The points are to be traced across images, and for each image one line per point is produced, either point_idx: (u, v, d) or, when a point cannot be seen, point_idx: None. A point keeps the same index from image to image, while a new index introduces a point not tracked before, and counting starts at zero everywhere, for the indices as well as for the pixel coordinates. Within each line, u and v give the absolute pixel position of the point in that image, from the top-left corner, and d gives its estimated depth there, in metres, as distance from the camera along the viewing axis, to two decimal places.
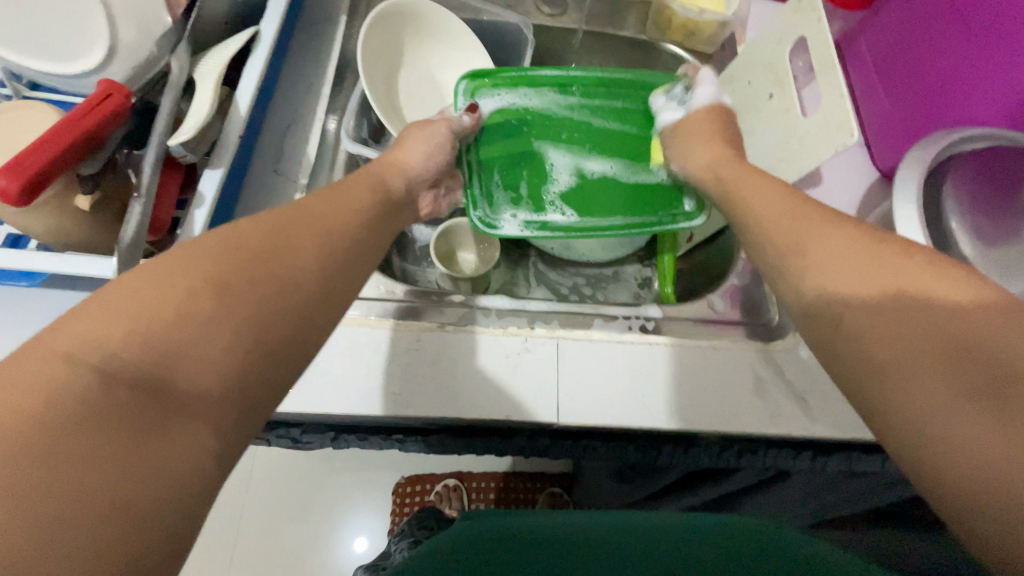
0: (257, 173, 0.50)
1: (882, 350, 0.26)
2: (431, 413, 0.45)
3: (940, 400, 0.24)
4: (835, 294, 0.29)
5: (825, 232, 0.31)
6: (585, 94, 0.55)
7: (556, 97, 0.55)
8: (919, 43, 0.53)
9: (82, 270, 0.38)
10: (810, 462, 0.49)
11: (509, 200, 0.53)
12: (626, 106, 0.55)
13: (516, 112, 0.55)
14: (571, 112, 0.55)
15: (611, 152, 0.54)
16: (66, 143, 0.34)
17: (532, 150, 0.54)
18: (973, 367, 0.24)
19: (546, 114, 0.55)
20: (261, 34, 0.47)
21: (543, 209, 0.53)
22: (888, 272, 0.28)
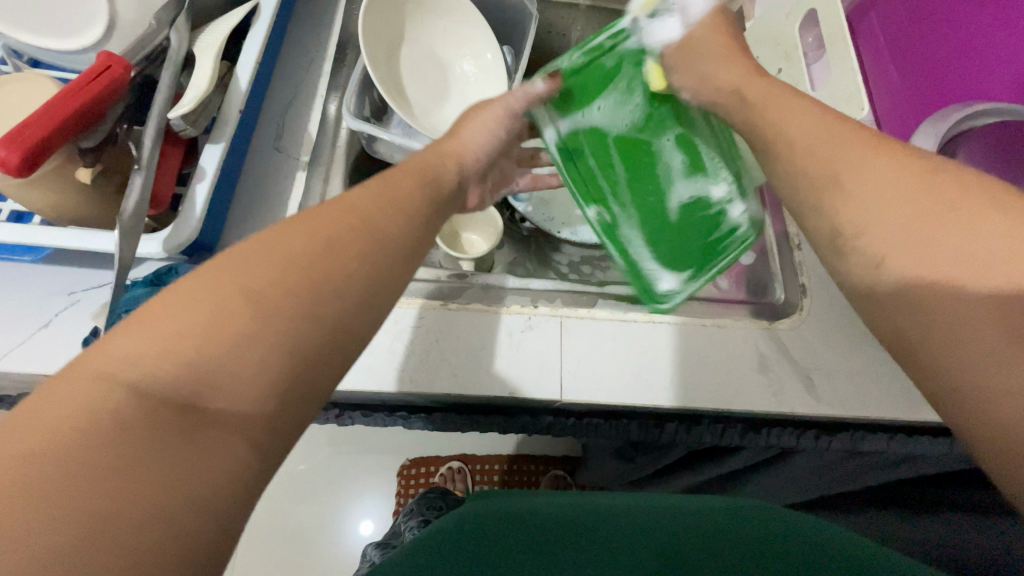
0: (258, 150, 0.50)
1: (909, 296, 0.26)
2: (437, 390, 0.46)
3: (968, 343, 0.24)
4: (859, 245, 0.29)
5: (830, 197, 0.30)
6: (603, 203, 0.48)
7: (614, 214, 0.48)
8: (932, 15, 0.52)
9: (86, 245, 0.38)
10: (814, 442, 0.49)
11: (734, 228, 0.46)
12: (590, 157, 0.46)
13: (655, 249, 0.48)
14: (625, 197, 0.47)
15: (639, 146, 0.45)
16: (64, 114, 0.34)
17: (676, 215, 0.47)
18: (1001, 312, 0.24)
19: (652, 227, 0.48)
20: (261, 8, 0.46)
21: (739, 194, 0.45)
22: (926, 203, 0.27)
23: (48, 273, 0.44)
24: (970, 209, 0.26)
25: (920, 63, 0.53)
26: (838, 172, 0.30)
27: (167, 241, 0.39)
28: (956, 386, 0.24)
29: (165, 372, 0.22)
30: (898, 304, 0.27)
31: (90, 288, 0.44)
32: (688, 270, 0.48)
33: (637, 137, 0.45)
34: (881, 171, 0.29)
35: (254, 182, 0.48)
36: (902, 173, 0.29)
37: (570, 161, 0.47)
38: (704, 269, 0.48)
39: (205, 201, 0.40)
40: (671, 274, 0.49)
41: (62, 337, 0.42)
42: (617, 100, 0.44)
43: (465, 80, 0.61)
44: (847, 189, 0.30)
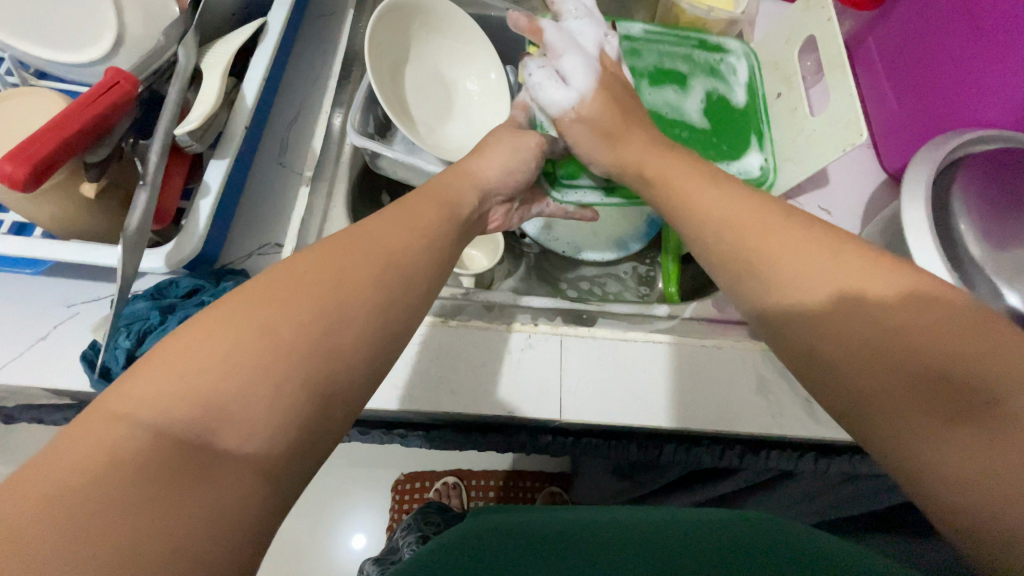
0: (263, 165, 0.50)
1: (853, 371, 0.26)
2: (436, 408, 0.45)
3: (925, 417, 0.23)
4: (798, 325, 0.28)
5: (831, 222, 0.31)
6: None
7: None
8: (928, 43, 0.52)
9: (89, 259, 0.38)
10: (812, 464, 0.49)
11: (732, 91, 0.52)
12: None
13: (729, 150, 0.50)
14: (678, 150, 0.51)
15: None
16: (71, 130, 0.34)
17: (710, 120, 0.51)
18: (924, 357, 0.24)
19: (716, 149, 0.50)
20: (269, 26, 0.47)
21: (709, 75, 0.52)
22: (853, 285, 0.27)
23: (48, 285, 0.44)
24: (892, 288, 0.27)
25: (918, 89, 0.54)
26: (771, 248, 0.30)
27: (169, 256, 0.39)
28: (917, 462, 0.23)
29: (166, 394, 0.22)
30: (847, 381, 0.26)
31: (90, 301, 0.44)
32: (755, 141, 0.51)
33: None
34: (805, 253, 0.29)
35: (259, 197, 0.49)
36: (823, 250, 0.29)
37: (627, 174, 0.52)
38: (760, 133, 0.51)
39: (209, 216, 0.40)
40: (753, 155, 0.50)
41: (60, 351, 0.42)
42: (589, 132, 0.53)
43: (467, 98, 0.61)
44: (769, 275, 0.30)
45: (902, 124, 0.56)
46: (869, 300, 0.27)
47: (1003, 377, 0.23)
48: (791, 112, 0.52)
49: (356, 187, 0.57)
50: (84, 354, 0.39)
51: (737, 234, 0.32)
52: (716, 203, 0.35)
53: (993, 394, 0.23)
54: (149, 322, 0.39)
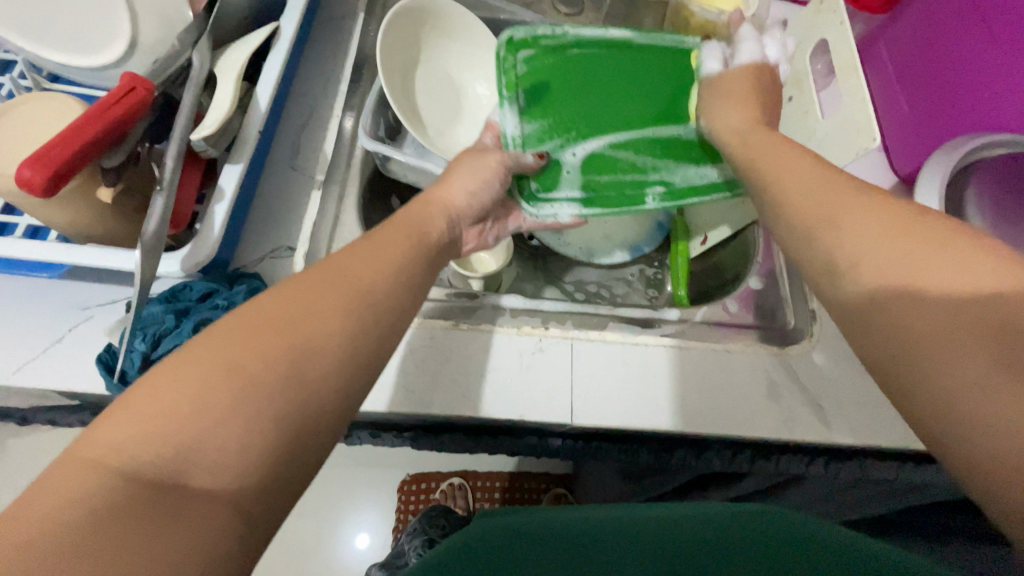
0: (274, 169, 0.50)
1: (906, 313, 0.26)
2: (447, 412, 0.46)
3: (975, 362, 0.23)
4: (858, 267, 0.29)
5: (876, 204, 0.30)
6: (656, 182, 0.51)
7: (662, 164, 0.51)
8: (939, 48, 0.52)
9: (104, 263, 0.39)
10: (824, 469, 0.49)
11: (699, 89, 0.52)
12: (611, 173, 0.51)
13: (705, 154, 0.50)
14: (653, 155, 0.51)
15: (626, 128, 0.51)
16: (89, 135, 0.34)
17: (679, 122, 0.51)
18: (999, 324, 0.24)
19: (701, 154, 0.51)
20: (282, 30, 0.47)
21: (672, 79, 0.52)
22: (918, 236, 0.28)
23: (61, 288, 0.45)
24: (961, 248, 0.27)
25: (930, 93, 0.54)
26: (838, 211, 0.31)
27: (185, 260, 0.39)
28: (958, 402, 0.23)
29: None
30: (897, 322, 0.26)
31: (104, 303, 0.44)
32: None
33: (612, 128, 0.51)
34: (874, 210, 0.30)
35: (271, 201, 0.49)
36: (896, 219, 0.29)
37: (607, 185, 0.51)
38: None
39: (224, 221, 0.40)
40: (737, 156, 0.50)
41: (74, 354, 0.42)
42: (559, 142, 0.51)
43: (477, 101, 0.62)
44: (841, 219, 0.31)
45: (913, 127, 0.56)
46: (931, 254, 0.27)
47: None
48: (802, 115, 0.52)
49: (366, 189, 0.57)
50: (99, 357, 0.39)
51: (797, 201, 0.33)
52: (787, 166, 0.36)
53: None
54: (164, 325, 0.39)
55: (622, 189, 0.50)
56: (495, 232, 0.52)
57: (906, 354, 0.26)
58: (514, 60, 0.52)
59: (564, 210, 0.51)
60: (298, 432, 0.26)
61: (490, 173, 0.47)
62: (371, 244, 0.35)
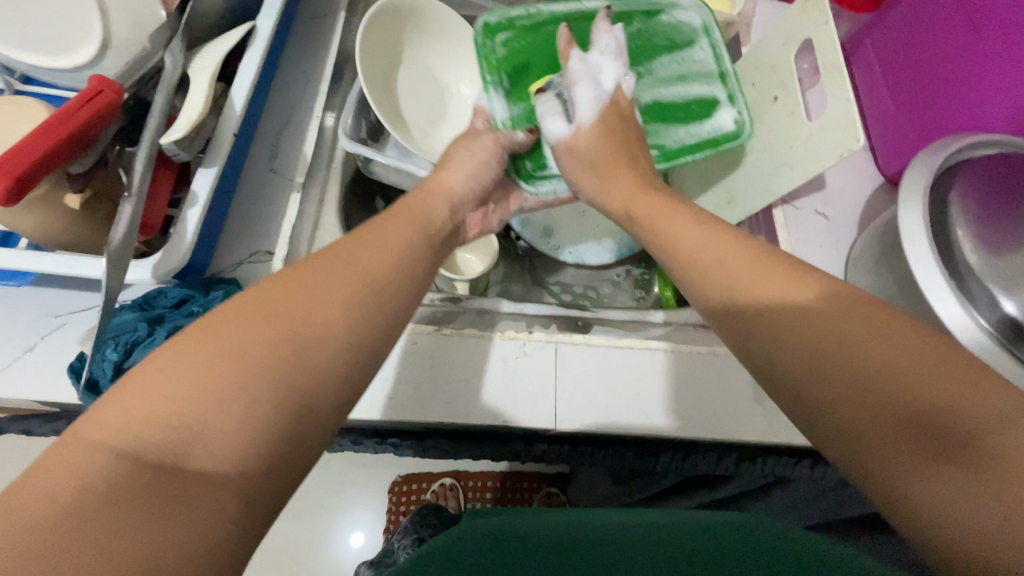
0: (253, 171, 0.49)
1: (838, 404, 0.25)
2: (429, 419, 0.45)
3: (914, 452, 0.23)
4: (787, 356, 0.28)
5: (771, 275, 0.30)
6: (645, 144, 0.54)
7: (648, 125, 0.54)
8: (925, 46, 0.52)
9: (74, 271, 0.38)
10: (809, 471, 0.48)
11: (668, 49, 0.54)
12: None
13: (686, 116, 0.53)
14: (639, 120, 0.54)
15: None
16: (53, 140, 0.33)
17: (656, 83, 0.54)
18: (908, 408, 0.23)
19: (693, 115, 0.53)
20: (258, 29, 0.46)
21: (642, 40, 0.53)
22: (825, 306, 0.28)
23: (34, 296, 0.43)
24: (858, 322, 0.26)
25: (916, 92, 0.54)
26: (743, 284, 0.30)
27: (156, 267, 0.38)
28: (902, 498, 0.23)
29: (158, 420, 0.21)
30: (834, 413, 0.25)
31: (78, 311, 0.43)
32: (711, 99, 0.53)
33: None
34: (776, 286, 0.29)
35: (249, 204, 0.48)
36: (789, 293, 0.29)
37: None
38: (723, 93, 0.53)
39: (196, 227, 0.39)
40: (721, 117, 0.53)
41: (47, 363, 0.41)
42: None
43: (461, 101, 0.61)
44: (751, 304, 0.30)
45: (900, 126, 0.56)
46: (834, 334, 0.26)
47: (979, 421, 0.22)
48: (788, 115, 0.51)
49: (349, 191, 0.56)
50: (70, 366, 0.39)
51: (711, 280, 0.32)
52: (696, 239, 0.34)
53: (974, 437, 0.22)
54: (137, 333, 0.38)
55: None
56: (499, 215, 0.53)
57: (839, 445, 0.25)
58: (490, 44, 0.50)
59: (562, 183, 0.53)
60: None
61: (473, 176, 0.46)
62: (372, 231, 0.34)
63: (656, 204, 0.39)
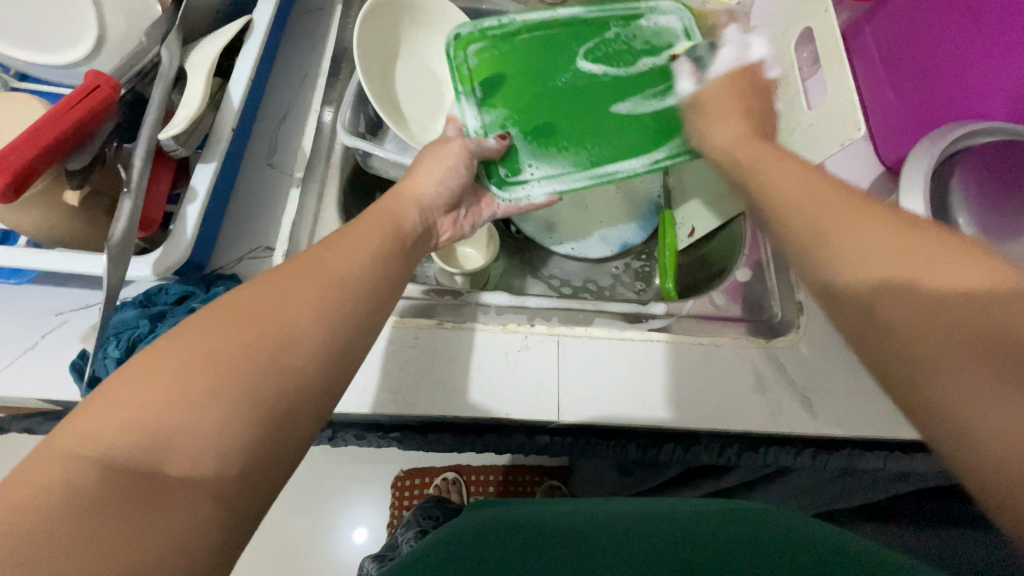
0: (251, 168, 0.49)
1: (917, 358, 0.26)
2: (432, 412, 0.45)
3: (1001, 393, 0.23)
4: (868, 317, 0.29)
5: (860, 217, 0.32)
6: (629, 146, 0.50)
7: (631, 128, 0.50)
8: (926, 34, 0.52)
9: (74, 268, 0.38)
10: (811, 460, 0.48)
11: (647, 50, 0.52)
12: (584, 147, 0.50)
13: (668, 122, 0.50)
14: (622, 119, 0.51)
15: (592, 95, 0.51)
16: (50, 135, 0.33)
17: (635, 85, 0.51)
18: (994, 345, 0.24)
19: (665, 120, 0.50)
20: (255, 23, 0.46)
21: (617, 45, 0.52)
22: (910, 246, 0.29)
23: (33, 294, 0.43)
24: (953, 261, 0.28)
25: (916, 81, 0.53)
26: (828, 224, 0.32)
27: (156, 263, 0.38)
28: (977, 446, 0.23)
29: None
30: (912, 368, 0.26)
31: (79, 308, 0.43)
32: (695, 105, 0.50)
33: (574, 109, 0.51)
34: (869, 223, 0.31)
35: (248, 202, 0.48)
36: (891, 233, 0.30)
37: (580, 158, 0.50)
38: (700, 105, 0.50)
39: (196, 222, 0.39)
40: None
41: (48, 361, 0.41)
42: (520, 128, 0.50)
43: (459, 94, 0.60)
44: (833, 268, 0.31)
45: (900, 115, 0.56)
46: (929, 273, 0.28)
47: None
48: (787, 106, 0.51)
49: (348, 186, 0.56)
50: (73, 363, 0.39)
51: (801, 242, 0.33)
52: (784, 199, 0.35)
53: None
54: (138, 329, 0.38)
55: (598, 160, 0.50)
56: (471, 221, 0.50)
57: (910, 373, 0.26)
58: (463, 55, 0.51)
59: (538, 193, 0.49)
60: (273, 444, 0.25)
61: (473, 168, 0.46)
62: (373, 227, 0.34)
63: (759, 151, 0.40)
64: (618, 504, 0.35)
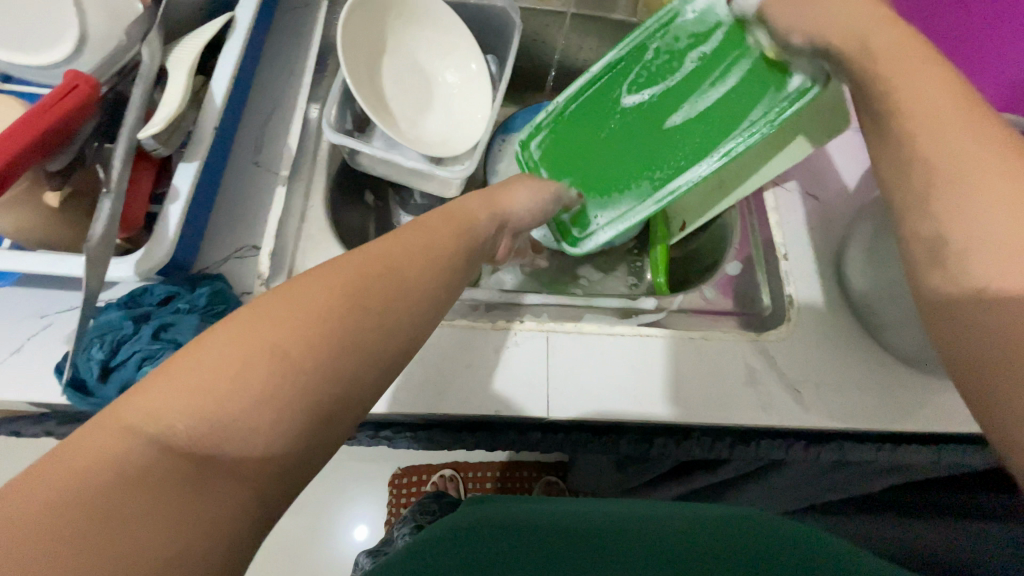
0: (236, 166, 0.49)
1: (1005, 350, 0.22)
2: (421, 411, 0.45)
3: None
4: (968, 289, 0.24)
5: (988, 169, 0.25)
6: (701, 150, 0.47)
7: (700, 133, 0.47)
8: None
9: (55, 270, 0.37)
10: (804, 453, 0.48)
11: (690, 44, 0.47)
12: (657, 176, 0.49)
13: (736, 109, 0.45)
14: (686, 130, 0.48)
15: (652, 120, 0.50)
16: (29, 135, 0.33)
17: (691, 89, 0.47)
18: None
19: (731, 108, 0.45)
20: (237, 20, 0.45)
21: (660, 56, 0.49)
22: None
23: (18, 296, 0.43)
24: None
25: None
26: (946, 173, 0.26)
27: (138, 264, 0.37)
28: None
29: (142, 412, 0.22)
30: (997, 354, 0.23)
31: (64, 311, 0.43)
32: (766, 65, 0.43)
33: (639, 147, 0.51)
34: (998, 184, 0.24)
35: (233, 200, 0.47)
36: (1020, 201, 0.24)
37: (656, 186, 0.49)
38: (769, 60, 0.42)
39: (177, 222, 0.38)
40: (793, 77, 0.41)
41: (31, 364, 0.41)
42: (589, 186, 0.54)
43: (447, 90, 0.60)
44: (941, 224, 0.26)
45: None
46: None
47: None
48: None
49: (336, 183, 0.56)
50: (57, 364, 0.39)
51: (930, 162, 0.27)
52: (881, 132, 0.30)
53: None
54: (122, 331, 0.38)
55: (669, 182, 0.48)
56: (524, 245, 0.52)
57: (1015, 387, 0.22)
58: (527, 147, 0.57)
59: (611, 236, 0.52)
60: None
61: None
62: None
63: (907, 41, 0.31)
64: (611, 504, 0.34)
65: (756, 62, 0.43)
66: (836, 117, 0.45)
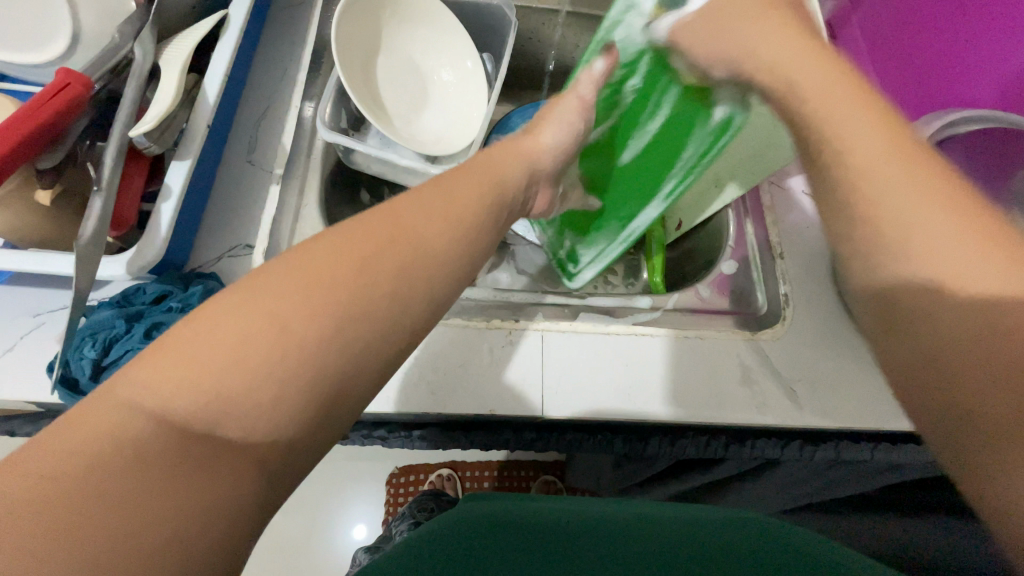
0: (230, 164, 0.49)
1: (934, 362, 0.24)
2: (415, 410, 0.45)
3: None
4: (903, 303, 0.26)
5: (945, 213, 0.25)
6: (654, 185, 0.50)
7: (648, 168, 0.50)
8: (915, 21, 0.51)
9: (48, 268, 0.37)
10: (799, 452, 0.48)
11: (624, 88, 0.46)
12: (621, 208, 0.54)
13: (675, 145, 0.46)
14: (637, 164, 0.50)
15: (605, 157, 0.52)
16: (21, 133, 0.33)
17: (634, 129, 0.48)
18: None
19: (670, 144, 0.46)
20: (230, 17, 0.45)
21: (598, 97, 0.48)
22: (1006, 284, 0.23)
23: (11, 295, 0.43)
24: None
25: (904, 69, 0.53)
26: (909, 208, 0.25)
27: (130, 263, 0.37)
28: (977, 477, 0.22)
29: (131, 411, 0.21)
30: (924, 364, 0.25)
31: (56, 309, 0.43)
32: (691, 98, 0.42)
33: (600, 179, 0.54)
34: (955, 232, 0.24)
35: (227, 199, 0.47)
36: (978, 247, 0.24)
37: (621, 218, 0.54)
38: (692, 91, 0.42)
39: (170, 221, 0.38)
40: (715, 108, 0.42)
41: (24, 363, 0.40)
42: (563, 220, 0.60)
43: (442, 89, 0.60)
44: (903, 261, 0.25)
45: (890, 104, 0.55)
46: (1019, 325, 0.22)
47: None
48: None
49: (331, 182, 0.55)
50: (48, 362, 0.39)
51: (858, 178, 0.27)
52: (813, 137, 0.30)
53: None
54: (115, 330, 0.38)
55: (632, 216, 0.53)
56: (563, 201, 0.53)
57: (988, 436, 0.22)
58: None
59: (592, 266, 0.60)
60: None
61: None
62: None
63: None
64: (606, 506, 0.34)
65: (682, 97, 0.43)
66: (772, 134, 0.45)
